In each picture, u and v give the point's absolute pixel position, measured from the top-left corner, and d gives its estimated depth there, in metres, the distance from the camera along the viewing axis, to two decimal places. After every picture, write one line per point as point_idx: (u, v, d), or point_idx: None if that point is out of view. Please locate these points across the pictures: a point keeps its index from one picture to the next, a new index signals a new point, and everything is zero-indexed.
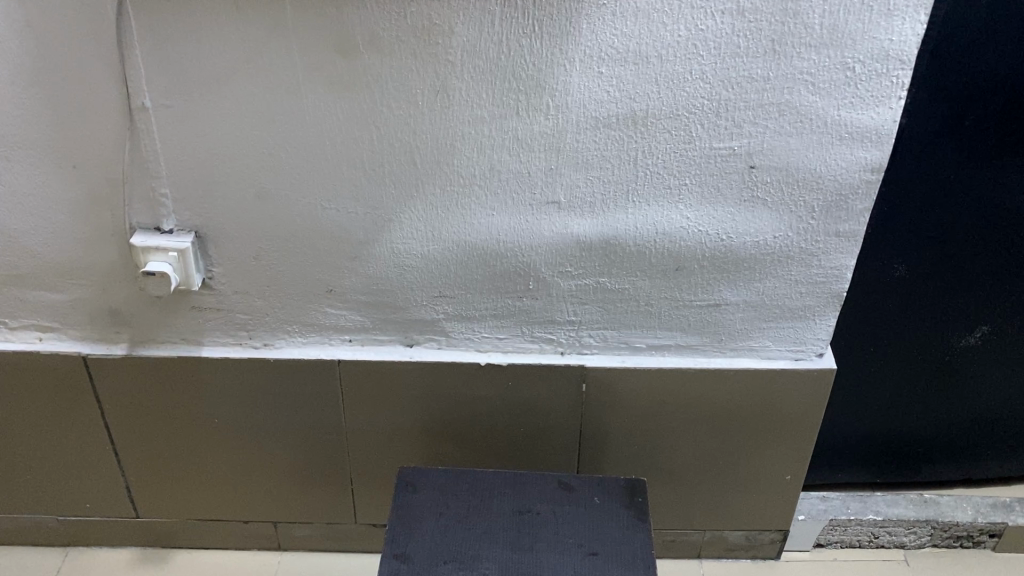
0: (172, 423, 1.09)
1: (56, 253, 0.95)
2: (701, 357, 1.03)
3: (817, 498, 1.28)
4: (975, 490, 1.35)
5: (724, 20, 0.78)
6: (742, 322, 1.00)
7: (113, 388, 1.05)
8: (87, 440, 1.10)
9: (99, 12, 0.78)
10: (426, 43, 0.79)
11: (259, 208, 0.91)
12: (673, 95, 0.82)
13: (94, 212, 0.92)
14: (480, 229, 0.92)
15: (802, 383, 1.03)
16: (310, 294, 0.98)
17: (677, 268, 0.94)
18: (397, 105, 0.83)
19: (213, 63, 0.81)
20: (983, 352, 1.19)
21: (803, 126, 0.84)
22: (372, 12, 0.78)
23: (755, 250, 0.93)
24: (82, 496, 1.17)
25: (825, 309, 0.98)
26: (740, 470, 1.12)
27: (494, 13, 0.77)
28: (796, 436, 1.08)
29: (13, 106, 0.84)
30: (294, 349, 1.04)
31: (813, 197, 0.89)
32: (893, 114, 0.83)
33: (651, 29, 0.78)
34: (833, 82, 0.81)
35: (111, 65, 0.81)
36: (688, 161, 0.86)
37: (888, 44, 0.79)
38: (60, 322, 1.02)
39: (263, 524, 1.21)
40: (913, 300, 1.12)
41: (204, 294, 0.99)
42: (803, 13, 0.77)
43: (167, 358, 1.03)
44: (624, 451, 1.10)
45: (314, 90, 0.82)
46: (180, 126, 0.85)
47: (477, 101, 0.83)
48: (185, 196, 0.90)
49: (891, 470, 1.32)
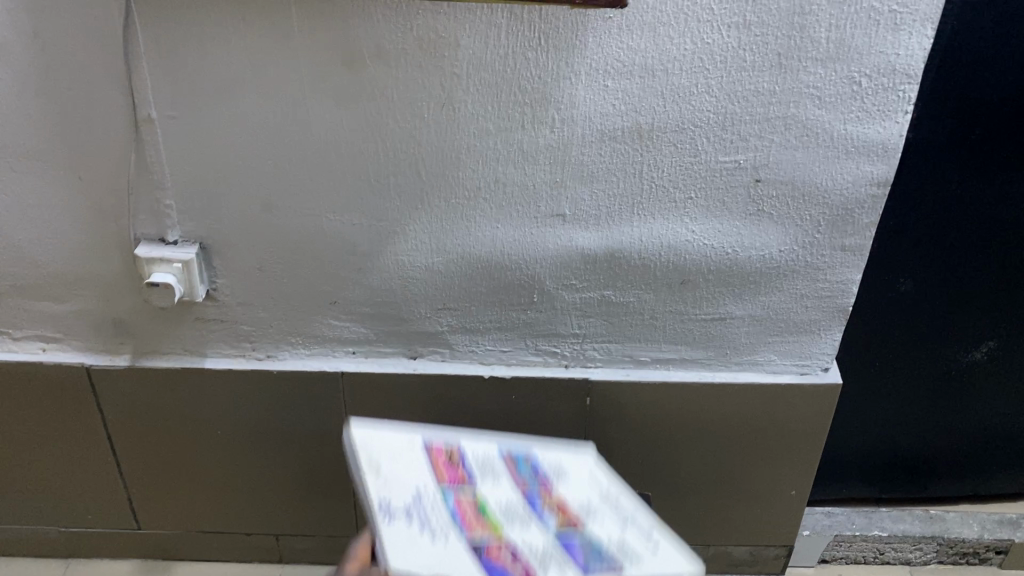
0: (174, 434, 1.08)
1: (61, 263, 0.95)
2: (706, 371, 1.03)
3: (821, 514, 1.28)
4: (982, 506, 1.34)
5: (731, 33, 0.78)
6: (747, 336, 0.99)
7: (115, 400, 1.05)
8: (88, 451, 1.10)
9: (106, 23, 0.78)
10: (432, 55, 0.79)
11: (264, 219, 0.91)
12: (678, 109, 0.82)
13: (99, 223, 0.92)
14: (484, 240, 0.92)
15: (806, 397, 1.03)
16: (314, 305, 0.98)
17: (682, 281, 0.94)
18: (404, 117, 0.83)
19: (218, 75, 0.81)
20: (988, 367, 1.18)
21: (809, 140, 0.84)
22: (378, 24, 0.78)
23: (760, 264, 0.93)
24: (84, 507, 1.17)
25: (830, 324, 0.98)
26: (744, 485, 1.11)
27: (500, 26, 0.77)
28: (801, 450, 1.07)
29: (20, 115, 0.84)
30: (297, 361, 1.03)
31: (820, 211, 0.89)
32: (900, 128, 0.83)
33: (657, 42, 0.78)
34: (840, 95, 0.81)
35: (118, 76, 0.82)
36: (694, 174, 0.86)
37: (895, 58, 0.79)
38: (63, 332, 1.02)
39: (265, 537, 1.21)
40: (918, 315, 1.11)
41: (208, 306, 0.98)
42: (810, 27, 0.77)
43: (171, 370, 1.03)
44: (628, 465, 1.09)
45: (320, 101, 0.82)
46: (186, 137, 0.85)
47: (482, 113, 0.83)
48: (189, 207, 0.90)
49: (896, 486, 1.31)
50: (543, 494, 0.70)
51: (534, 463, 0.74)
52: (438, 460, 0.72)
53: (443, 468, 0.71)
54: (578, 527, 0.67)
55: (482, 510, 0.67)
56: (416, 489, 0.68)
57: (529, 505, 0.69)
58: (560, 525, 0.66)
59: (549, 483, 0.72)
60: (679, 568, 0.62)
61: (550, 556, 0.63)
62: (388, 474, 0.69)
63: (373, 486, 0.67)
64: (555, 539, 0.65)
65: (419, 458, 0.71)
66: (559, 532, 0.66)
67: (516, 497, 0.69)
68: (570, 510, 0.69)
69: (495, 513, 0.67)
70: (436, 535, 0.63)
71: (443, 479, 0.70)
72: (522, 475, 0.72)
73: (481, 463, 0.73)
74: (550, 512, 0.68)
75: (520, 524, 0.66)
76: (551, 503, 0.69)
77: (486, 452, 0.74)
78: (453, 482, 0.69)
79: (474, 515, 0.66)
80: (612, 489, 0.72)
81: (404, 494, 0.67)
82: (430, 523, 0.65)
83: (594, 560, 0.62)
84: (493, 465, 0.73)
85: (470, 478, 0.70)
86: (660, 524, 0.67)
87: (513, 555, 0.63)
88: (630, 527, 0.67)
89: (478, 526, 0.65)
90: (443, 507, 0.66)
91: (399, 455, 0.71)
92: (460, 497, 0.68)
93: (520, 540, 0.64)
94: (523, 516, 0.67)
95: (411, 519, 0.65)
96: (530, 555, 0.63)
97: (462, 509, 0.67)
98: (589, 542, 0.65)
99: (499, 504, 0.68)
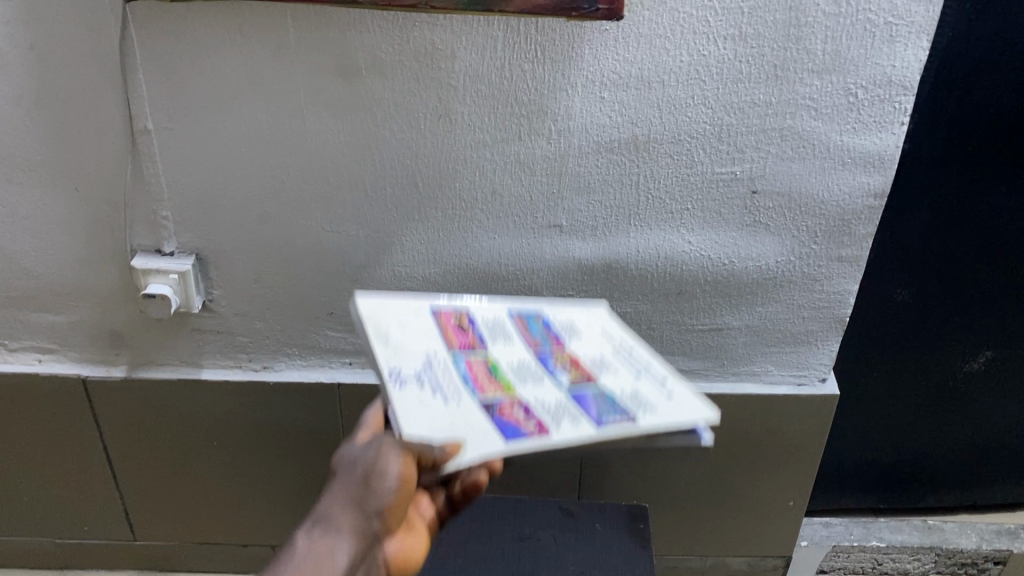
0: (170, 445, 1.08)
1: (57, 274, 0.95)
2: (703, 382, 1.03)
3: (818, 524, 1.30)
4: (980, 516, 1.34)
5: (727, 45, 0.78)
6: (744, 347, 0.99)
7: (111, 410, 1.05)
8: (84, 462, 1.09)
9: (102, 35, 0.78)
10: (429, 67, 0.79)
11: (261, 230, 0.91)
12: (674, 120, 0.82)
13: (95, 234, 0.92)
14: (481, 251, 0.92)
15: (802, 408, 1.03)
16: (310, 316, 0.98)
17: (679, 291, 0.94)
18: (401, 128, 0.83)
19: (215, 87, 0.81)
20: (986, 377, 1.18)
21: (805, 151, 0.84)
22: (375, 36, 0.78)
23: (757, 274, 0.93)
24: (80, 519, 1.16)
25: (828, 334, 0.98)
26: (742, 496, 1.11)
27: (496, 38, 0.78)
28: (799, 460, 1.07)
29: (16, 127, 0.84)
30: (294, 372, 1.03)
31: (816, 222, 0.89)
32: (896, 139, 0.83)
33: (653, 54, 0.78)
34: (836, 107, 0.81)
35: (114, 88, 0.82)
36: (690, 185, 0.86)
37: (890, 69, 0.79)
38: (59, 343, 1.01)
39: (262, 548, 1.20)
40: (915, 325, 1.11)
41: (205, 317, 0.98)
42: (805, 39, 0.77)
43: (167, 381, 1.02)
44: (626, 477, 1.09)
45: (317, 112, 0.82)
46: (182, 148, 0.85)
47: (478, 124, 0.83)
48: (186, 218, 0.90)
49: (895, 497, 1.31)
50: (554, 352, 0.71)
51: (543, 321, 0.77)
52: (448, 325, 0.71)
53: (453, 332, 0.70)
54: (592, 380, 0.67)
55: (494, 370, 0.66)
56: (427, 355, 0.66)
57: (542, 364, 0.69)
58: (573, 380, 0.67)
59: (560, 341, 0.73)
60: (697, 411, 0.61)
61: (566, 407, 0.62)
62: (397, 342, 0.66)
63: (382, 351, 0.64)
64: (570, 393, 0.64)
65: (428, 322, 0.70)
66: (573, 386, 0.66)
67: (527, 357, 0.70)
68: (582, 367, 0.69)
69: (507, 373, 0.66)
70: (450, 398, 0.61)
71: (455, 344, 0.69)
72: (532, 335, 0.74)
73: (490, 328, 0.73)
74: (562, 369, 0.68)
75: (532, 381, 0.66)
76: (563, 359, 0.70)
77: (496, 315, 0.75)
78: (465, 346, 0.69)
79: (486, 377, 0.65)
80: (623, 344, 0.75)
81: (414, 361, 0.64)
82: (442, 387, 0.62)
83: (610, 410, 0.62)
84: (503, 327, 0.74)
85: (480, 341, 0.70)
86: (671, 373, 0.68)
87: (526, 412, 0.61)
88: (643, 377, 0.68)
89: (493, 386, 0.64)
90: (455, 369, 0.65)
91: (408, 321, 0.69)
92: (472, 359, 0.67)
93: (534, 396, 0.64)
94: (536, 375, 0.67)
95: (423, 384, 0.62)
96: (545, 409, 0.62)
97: (475, 371, 0.66)
98: (604, 394, 0.64)
99: (511, 363, 0.68)
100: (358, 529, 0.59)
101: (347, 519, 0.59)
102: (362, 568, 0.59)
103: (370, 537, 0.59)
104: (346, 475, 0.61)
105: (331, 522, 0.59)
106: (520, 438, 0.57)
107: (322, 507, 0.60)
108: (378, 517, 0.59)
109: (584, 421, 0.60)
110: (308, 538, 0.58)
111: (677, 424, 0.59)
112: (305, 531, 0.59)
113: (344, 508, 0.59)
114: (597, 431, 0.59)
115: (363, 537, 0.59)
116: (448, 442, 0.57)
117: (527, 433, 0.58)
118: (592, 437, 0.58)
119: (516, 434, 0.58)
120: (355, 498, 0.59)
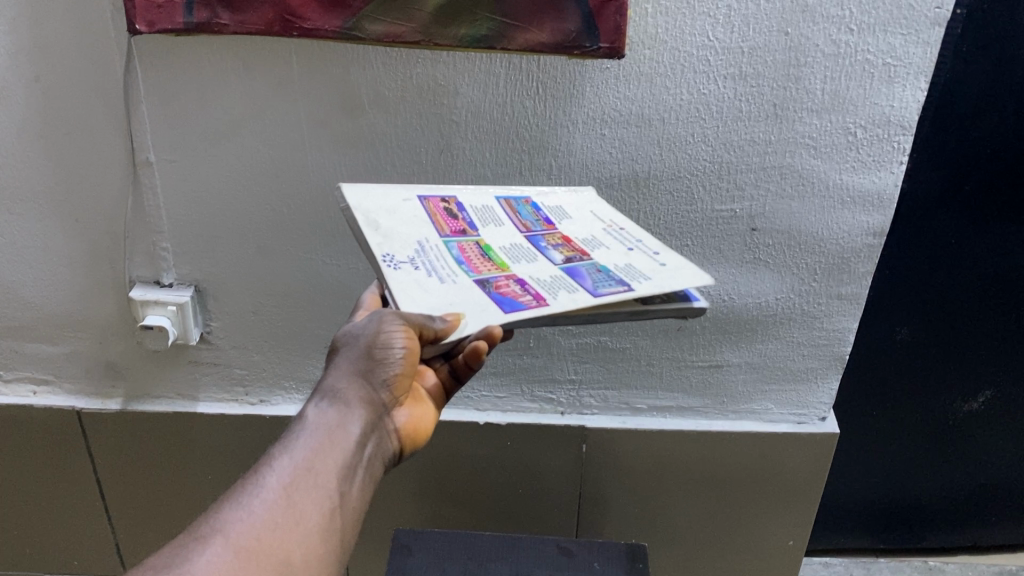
0: (165, 479, 1.07)
1: (55, 306, 0.95)
2: (703, 420, 1.02)
3: (819, 564, 1.30)
4: (981, 557, 1.33)
5: (727, 84, 0.78)
6: (744, 384, 0.99)
7: (106, 443, 1.04)
8: (76, 495, 1.08)
9: (107, 69, 0.79)
10: (432, 103, 0.80)
11: (261, 264, 0.91)
12: (673, 157, 0.83)
13: (93, 267, 0.92)
14: None
15: (802, 446, 1.02)
16: (307, 349, 0.97)
17: (679, 328, 0.95)
18: (402, 163, 0.84)
19: (218, 119, 0.81)
20: (985, 416, 1.18)
21: (804, 191, 0.84)
22: (379, 72, 0.78)
23: (757, 311, 0.93)
24: (69, 554, 1.14)
25: (827, 371, 0.98)
26: (742, 536, 1.09)
27: (499, 76, 0.78)
28: (798, 498, 1.06)
29: (18, 157, 0.84)
30: (290, 406, 1.02)
31: (815, 259, 0.89)
32: (895, 179, 0.83)
33: (654, 92, 0.79)
34: (835, 145, 0.81)
35: (118, 121, 0.82)
36: (690, 222, 0.86)
37: (889, 109, 0.79)
38: (54, 375, 1.01)
39: None
40: (913, 364, 1.11)
41: (202, 348, 0.98)
42: (804, 78, 0.78)
43: (162, 414, 1.02)
44: (625, 516, 1.08)
45: (320, 148, 0.83)
46: (183, 181, 0.85)
47: (480, 159, 0.83)
48: (185, 251, 0.90)
49: (895, 536, 1.30)
50: (545, 233, 0.69)
51: (533, 206, 0.74)
52: (438, 212, 0.70)
53: (442, 218, 0.69)
54: (584, 257, 0.65)
55: (486, 252, 0.65)
56: (419, 241, 0.64)
57: (533, 244, 0.67)
58: (567, 257, 0.65)
59: (551, 222, 0.71)
60: (690, 278, 0.59)
61: (561, 281, 0.61)
62: (388, 229, 0.65)
63: (374, 237, 0.62)
64: (565, 268, 0.63)
65: (416, 210, 0.69)
66: (567, 262, 0.64)
67: (518, 239, 0.68)
68: (574, 244, 0.67)
69: (500, 254, 0.65)
70: (445, 278, 0.61)
71: (445, 230, 0.67)
72: (522, 218, 0.71)
73: (480, 214, 0.71)
74: (554, 247, 0.67)
75: (526, 260, 0.64)
76: (555, 239, 0.69)
77: (484, 202, 0.73)
78: (456, 233, 0.67)
79: (480, 259, 0.64)
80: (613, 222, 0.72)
81: (406, 245, 0.63)
82: (437, 270, 0.62)
83: (606, 281, 0.60)
84: (492, 212, 0.72)
85: (470, 227, 0.69)
86: (664, 247, 0.66)
87: (522, 287, 0.60)
88: (636, 249, 0.66)
89: (485, 267, 0.63)
90: (447, 253, 0.64)
91: (395, 210, 0.68)
92: (464, 244, 0.66)
93: (529, 273, 0.62)
94: (529, 254, 0.65)
95: (417, 267, 0.61)
96: (540, 284, 0.60)
97: (467, 254, 0.64)
98: (599, 267, 0.62)
99: (503, 246, 0.67)
100: (366, 399, 0.60)
101: (355, 390, 0.60)
102: (373, 434, 0.61)
103: (377, 405, 0.61)
104: (347, 351, 0.61)
105: (339, 394, 0.60)
106: (519, 309, 0.56)
107: (328, 382, 0.61)
108: (384, 386, 0.61)
109: (580, 291, 0.58)
110: (319, 409, 0.59)
111: (671, 288, 0.58)
112: (315, 404, 0.60)
113: (350, 380, 0.60)
114: (594, 298, 0.57)
115: (371, 405, 0.60)
116: (450, 315, 0.57)
117: (525, 304, 0.57)
118: (590, 303, 0.56)
119: (514, 306, 0.57)
120: (360, 370, 0.60)
